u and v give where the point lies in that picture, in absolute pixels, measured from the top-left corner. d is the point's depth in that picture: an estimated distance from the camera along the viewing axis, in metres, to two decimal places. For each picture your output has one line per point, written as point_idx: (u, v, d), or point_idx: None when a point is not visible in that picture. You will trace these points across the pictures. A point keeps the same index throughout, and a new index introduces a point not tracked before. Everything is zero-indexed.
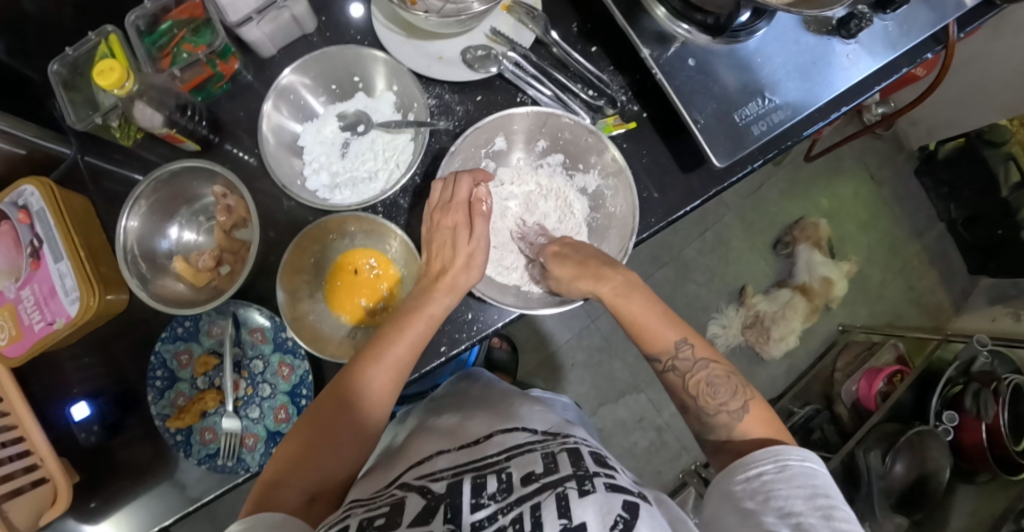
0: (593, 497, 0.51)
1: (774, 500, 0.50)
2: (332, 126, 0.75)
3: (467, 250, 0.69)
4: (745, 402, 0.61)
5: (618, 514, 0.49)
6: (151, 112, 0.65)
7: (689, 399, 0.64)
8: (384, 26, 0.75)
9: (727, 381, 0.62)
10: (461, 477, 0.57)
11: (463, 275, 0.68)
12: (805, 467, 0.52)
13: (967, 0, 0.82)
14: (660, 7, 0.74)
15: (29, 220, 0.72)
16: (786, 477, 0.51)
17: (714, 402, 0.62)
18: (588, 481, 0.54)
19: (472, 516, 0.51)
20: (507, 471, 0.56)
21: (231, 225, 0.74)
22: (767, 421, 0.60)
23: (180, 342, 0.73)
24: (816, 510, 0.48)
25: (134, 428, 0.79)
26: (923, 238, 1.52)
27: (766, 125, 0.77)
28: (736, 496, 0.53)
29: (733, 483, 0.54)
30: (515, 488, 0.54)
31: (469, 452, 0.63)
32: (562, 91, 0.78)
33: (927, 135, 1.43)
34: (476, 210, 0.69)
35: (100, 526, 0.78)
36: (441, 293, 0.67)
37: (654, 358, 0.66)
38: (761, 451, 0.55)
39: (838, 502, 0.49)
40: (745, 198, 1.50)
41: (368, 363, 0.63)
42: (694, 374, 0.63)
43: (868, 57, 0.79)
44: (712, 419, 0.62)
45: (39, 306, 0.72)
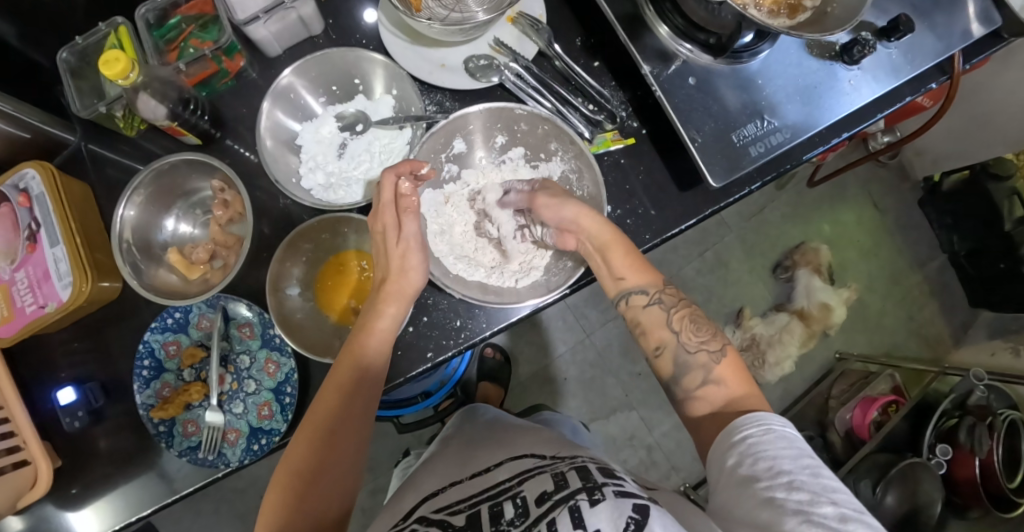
0: (604, 505, 0.51)
1: (764, 461, 0.50)
2: (330, 125, 0.76)
3: (398, 253, 0.67)
4: (723, 346, 0.63)
5: (631, 515, 0.49)
6: (154, 104, 0.66)
7: (669, 333, 0.64)
8: (388, 31, 0.75)
9: (708, 323, 0.64)
10: (478, 507, 0.59)
11: (402, 280, 0.67)
12: (786, 430, 0.52)
13: (972, 31, 0.82)
14: (664, 24, 0.76)
15: (28, 203, 0.73)
16: (772, 440, 0.51)
17: (694, 339, 0.63)
18: (597, 490, 0.54)
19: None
20: (522, 496, 0.58)
21: (227, 219, 0.74)
22: (739, 370, 0.61)
23: (169, 332, 0.74)
24: (804, 469, 0.49)
25: (120, 417, 0.79)
26: (925, 269, 1.50)
27: (764, 146, 0.77)
28: (726, 464, 0.52)
29: (722, 448, 0.54)
30: (532, 510, 0.55)
31: (478, 482, 0.65)
32: (562, 104, 0.78)
33: (932, 164, 1.42)
34: (404, 208, 0.66)
35: (77, 515, 0.77)
36: (385, 304, 0.66)
37: (637, 289, 0.66)
38: (744, 417, 0.54)
39: (820, 461, 0.50)
40: (747, 220, 1.50)
41: (331, 395, 0.62)
42: (677, 309, 0.65)
43: (870, 84, 0.80)
44: (688, 355, 0.63)
45: (32, 289, 0.73)
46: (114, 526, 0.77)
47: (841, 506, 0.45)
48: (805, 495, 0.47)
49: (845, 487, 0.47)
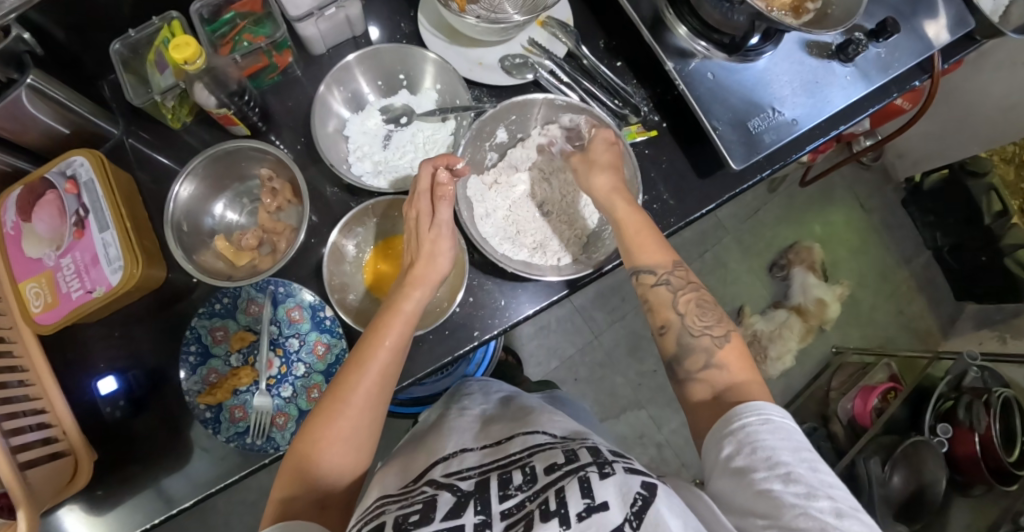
0: (614, 479, 0.52)
1: (761, 452, 0.53)
2: (376, 118, 0.80)
3: (429, 239, 0.69)
4: (728, 331, 0.65)
5: (638, 491, 0.50)
6: (206, 94, 0.70)
7: (674, 315, 0.67)
8: (429, 31, 0.81)
9: (714, 307, 0.67)
10: (487, 475, 0.60)
11: (430, 267, 0.68)
12: (784, 421, 0.55)
13: (947, 37, 0.91)
14: (683, 25, 0.82)
15: (76, 190, 0.72)
16: (770, 430, 0.54)
17: (699, 323, 0.66)
18: (607, 465, 0.55)
19: (500, 505, 0.54)
20: (531, 465, 0.59)
21: (275, 206, 0.77)
22: (743, 357, 0.64)
23: (217, 318, 0.75)
24: (801, 461, 0.52)
25: (156, 411, 0.77)
26: (911, 265, 1.59)
27: (776, 134, 0.83)
28: (723, 451, 0.55)
29: (719, 434, 0.57)
30: (539, 477, 0.56)
31: (491, 453, 0.65)
32: (590, 98, 0.84)
33: (913, 166, 1.52)
34: (440, 194, 0.69)
35: (111, 513, 0.75)
36: (412, 288, 0.67)
37: (648, 270, 0.68)
38: (743, 406, 0.57)
39: (816, 454, 0.53)
40: (743, 222, 1.57)
41: (353, 369, 0.61)
42: (684, 293, 0.68)
43: (865, 80, 0.87)
44: (693, 339, 0.65)
45: (79, 274, 0.71)
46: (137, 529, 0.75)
47: (837, 501, 0.48)
48: (802, 487, 0.49)
49: (840, 482, 0.51)
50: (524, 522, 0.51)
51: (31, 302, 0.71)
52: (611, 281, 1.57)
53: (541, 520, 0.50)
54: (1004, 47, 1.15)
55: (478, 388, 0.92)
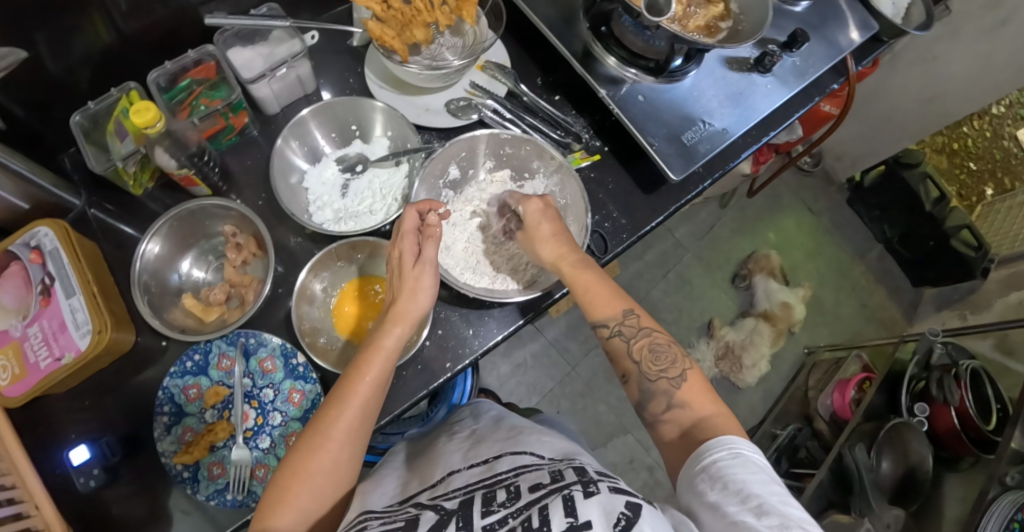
0: (597, 498, 0.53)
1: (734, 485, 0.53)
2: (331, 168, 0.83)
3: (412, 276, 0.71)
4: (683, 371, 0.67)
5: (622, 511, 0.51)
6: (167, 157, 0.74)
7: (632, 365, 0.69)
8: (376, 84, 0.86)
9: (668, 348, 0.69)
10: (472, 493, 0.60)
11: (411, 303, 0.70)
12: (754, 457, 0.56)
13: (854, 37, 1.02)
14: (611, 56, 0.89)
15: (41, 259, 0.73)
16: (740, 463, 0.55)
17: (655, 369, 0.68)
18: (591, 484, 0.56)
19: (482, 520, 0.54)
20: (516, 484, 0.59)
21: (241, 260, 0.79)
22: (703, 389, 0.66)
23: (189, 376, 0.75)
24: (773, 494, 0.52)
25: (130, 478, 0.76)
26: (866, 259, 1.67)
27: (710, 144, 0.90)
28: (697, 490, 0.56)
29: (692, 471, 0.58)
30: (523, 494, 0.57)
31: (479, 472, 0.66)
32: (533, 132, 0.90)
33: (852, 166, 1.62)
34: (429, 233, 0.73)
35: None
36: (394, 324, 0.68)
37: (602, 324, 0.71)
38: (715, 440, 0.58)
39: (786, 489, 0.53)
40: (700, 239, 1.63)
41: (334, 403, 0.62)
42: (637, 340, 0.70)
43: (786, 86, 0.96)
44: (652, 384, 0.67)
45: (47, 342, 0.72)
46: None
47: None
48: (775, 519, 0.49)
49: (811, 517, 0.51)
50: None
51: None
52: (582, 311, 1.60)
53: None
54: (914, 47, 1.26)
55: (469, 412, 0.92)
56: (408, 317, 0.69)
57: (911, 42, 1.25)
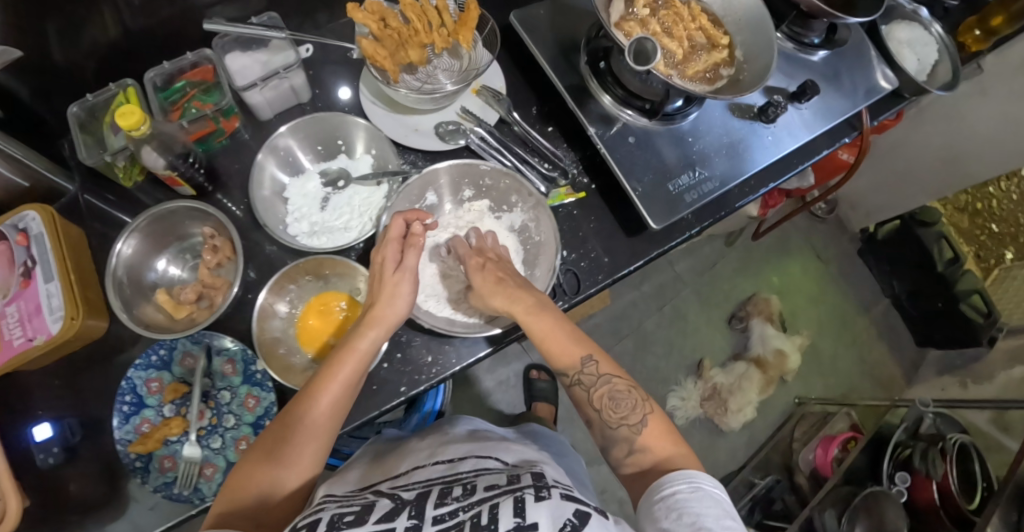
0: (547, 502, 0.53)
1: (688, 517, 0.54)
2: (314, 181, 0.84)
3: (391, 283, 0.72)
4: (644, 416, 0.67)
5: (568, 517, 0.52)
6: (155, 156, 0.75)
7: (594, 412, 0.69)
8: (369, 100, 0.87)
9: (628, 395, 0.68)
10: (429, 488, 0.61)
11: (388, 308, 0.71)
12: (713, 491, 0.57)
13: (882, 86, 1.00)
14: (607, 94, 0.87)
15: (26, 242, 0.76)
16: (698, 497, 0.56)
17: (615, 416, 0.67)
18: (544, 489, 0.56)
19: (434, 512, 0.55)
20: (472, 482, 0.61)
21: (215, 262, 0.81)
22: (664, 433, 0.66)
23: (152, 370, 0.78)
24: (724, 529, 0.52)
25: (91, 458, 0.79)
26: (871, 312, 1.61)
27: (698, 193, 0.88)
28: (653, 516, 0.56)
29: (650, 500, 0.58)
30: (477, 491, 0.57)
31: (443, 469, 0.66)
32: (521, 163, 0.89)
33: (866, 218, 1.57)
34: (412, 242, 0.74)
35: None
36: (369, 327, 0.69)
37: (562, 373, 0.71)
38: (677, 473, 0.59)
39: (740, 524, 0.54)
40: (701, 274, 1.60)
41: (304, 398, 0.63)
42: (596, 389, 0.69)
43: (788, 139, 0.95)
44: (614, 431, 0.67)
45: (22, 323, 0.75)
46: None
47: None
48: None
49: None
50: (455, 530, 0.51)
51: None
52: None
53: None
54: (940, 103, 1.21)
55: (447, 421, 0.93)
56: (384, 321, 0.70)
57: (935, 100, 1.21)
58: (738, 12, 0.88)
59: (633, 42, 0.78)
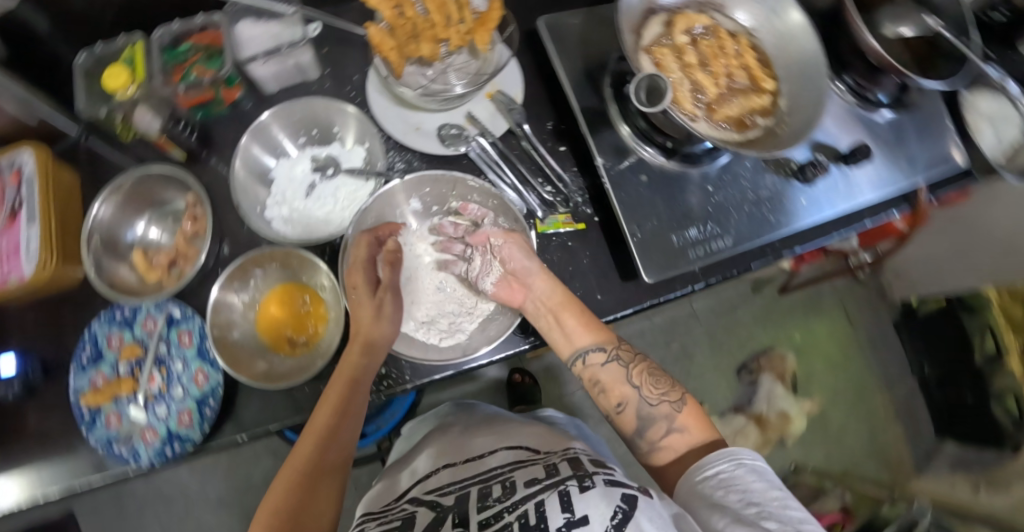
0: (593, 493, 0.58)
1: (736, 493, 0.58)
2: (303, 165, 0.82)
3: (371, 305, 0.72)
4: (682, 396, 0.71)
5: (618, 506, 0.57)
6: (148, 119, 0.78)
7: (630, 388, 0.72)
8: (375, 89, 0.82)
9: (665, 376, 0.73)
10: (467, 489, 0.65)
11: (374, 329, 0.71)
12: (755, 463, 0.61)
13: (954, 158, 0.92)
14: (626, 125, 0.80)
15: (17, 182, 0.77)
16: (742, 473, 0.60)
17: (655, 392, 0.71)
18: (587, 478, 0.62)
19: (478, 516, 0.60)
20: (511, 479, 0.65)
21: (192, 232, 0.80)
22: (699, 417, 0.70)
23: (115, 326, 0.79)
24: (773, 501, 0.57)
25: (50, 399, 0.79)
26: (893, 390, 1.48)
27: (703, 251, 0.81)
28: (701, 493, 0.61)
29: (694, 479, 0.63)
30: (518, 489, 0.62)
31: (470, 467, 0.70)
32: (521, 182, 0.84)
33: (910, 289, 1.44)
34: (386, 260, 0.75)
35: (7, 480, 0.77)
36: (357, 352, 0.70)
37: (601, 347, 0.74)
38: (720, 452, 0.63)
39: (787, 492, 0.58)
40: (718, 316, 1.49)
41: (309, 437, 0.66)
42: (636, 365, 0.74)
43: (821, 206, 0.87)
44: (652, 408, 0.70)
45: (1, 261, 0.76)
46: (35, 495, 0.77)
47: None
48: (774, 522, 0.55)
49: (810, 517, 0.56)
50: None
51: None
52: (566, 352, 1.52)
53: None
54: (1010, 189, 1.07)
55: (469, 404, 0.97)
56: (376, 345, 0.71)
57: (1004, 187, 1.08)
58: (792, 56, 0.78)
59: (645, 77, 0.72)
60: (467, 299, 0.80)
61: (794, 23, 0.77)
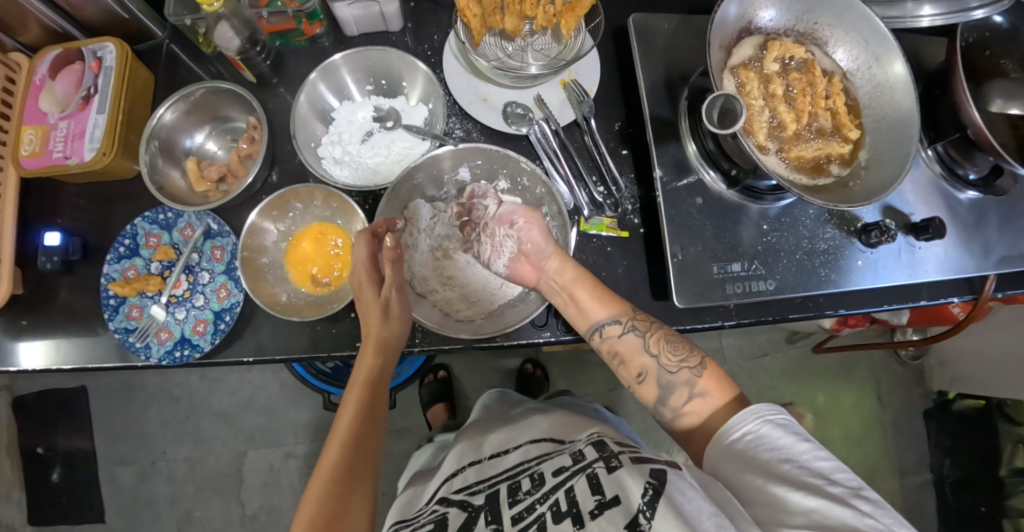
0: (620, 474, 0.60)
1: (769, 453, 0.59)
2: (366, 112, 0.83)
3: (378, 304, 0.70)
4: (702, 360, 0.68)
5: (649, 482, 0.58)
6: (229, 36, 0.77)
7: (648, 358, 0.69)
8: (451, 53, 0.82)
9: (683, 341, 0.69)
10: (495, 486, 0.68)
11: (387, 330, 0.70)
12: (782, 417, 0.61)
13: None
14: (694, 143, 0.77)
15: (97, 70, 0.80)
16: (771, 431, 0.60)
17: (675, 359, 0.68)
18: (613, 460, 0.64)
19: (510, 510, 0.63)
20: (538, 470, 0.67)
21: (246, 153, 0.82)
22: (720, 378, 0.67)
23: (156, 226, 0.81)
24: (804, 454, 0.58)
25: (85, 279, 0.83)
26: (904, 479, 1.40)
27: (742, 288, 0.77)
28: (731, 455, 0.61)
29: (721, 444, 0.62)
30: (547, 480, 0.65)
31: (491, 465, 0.73)
32: (574, 176, 0.82)
33: (950, 381, 1.37)
34: (390, 254, 0.72)
35: (39, 343, 0.81)
36: (371, 355, 0.70)
37: (615, 320, 0.70)
38: (742, 411, 0.62)
39: (816, 443, 0.59)
40: (744, 360, 1.45)
41: (336, 447, 0.65)
42: (652, 333, 0.70)
43: (879, 272, 0.82)
44: (671, 376, 0.67)
45: (66, 140, 0.78)
46: (59, 364, 0.81)
47: (840, 486, 0.55)
48: (807, 479, 0.56)
49: (841, 463, 0.58)
50: (536, 524, 0.59)
51: (22, 145, 0.78)
52: (582, 358, 1.51)
53: (554, 519, 0.59)
54: None
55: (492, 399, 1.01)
56: (389, 347, 0.71)
57: None
58: (885, 109, 0.73)
59: (720, 96, 0.69)
60: (493, 279, 0.80)
61: (895, 75, 0.72)
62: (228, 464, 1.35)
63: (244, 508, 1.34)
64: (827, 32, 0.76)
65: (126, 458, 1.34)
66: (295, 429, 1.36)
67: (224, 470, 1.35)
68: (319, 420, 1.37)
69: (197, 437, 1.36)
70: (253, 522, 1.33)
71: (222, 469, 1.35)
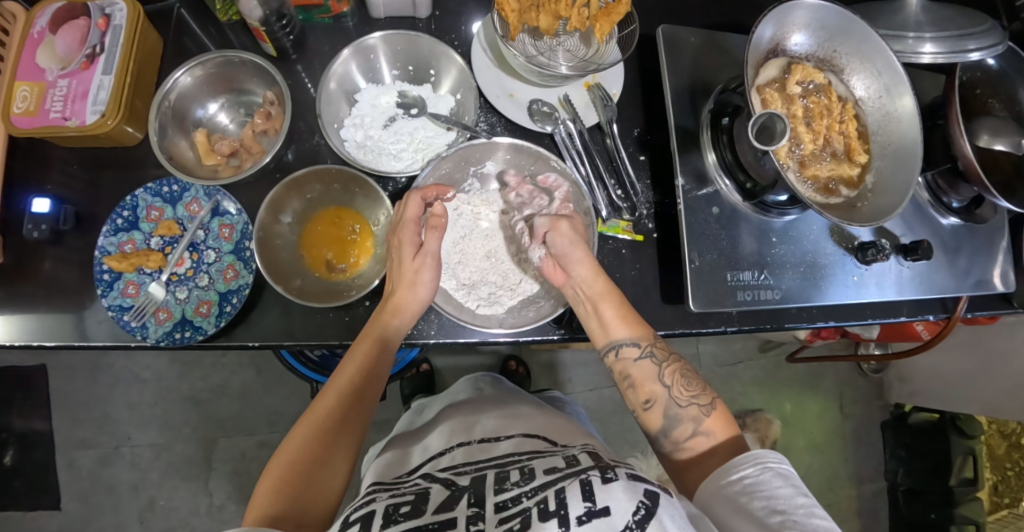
0: (616, 485, 0.57)
1: (762, 500, 0.58)
2: (390, 97, 0.82)
3: (412, 267, 0.71)
4: (712, 401, 0.69)
5: (642, 500, 0.55)
6: (253, 4, 0.72)
7: (661, 387, 0.69)
8: (480, 46, 0.82)
9: (698, 379, 0.70)
10: (483, 471, 0.66)
11: (409, 293, 0.70)
12: (782, 467, 0.61)
13: (996, 284, 0.92)
14: (714, 153, 0.80)
15: (104, 28, 0.74)
16: (768, 478, 0.60)
17: (686, 394, 0.69)
18: (610, 470, 0.60)
19: (496, 498, 0.59)
20: (529, 467, 0.64)
21: (262, 129, 0.79)
22: (727, 423, 0.68)
23: (159, 199, 0.77)
24: (798, 508, 0.57)
25: (74, 251, 0.78)
26: (861, 486, 1.50)
27: (751, 296, 0.80)
28: (724, 496, 0.60)
29: (717, 484, 0.62)
30: (538, 476, 0.62)
31: (479, 451, 0.71)
32: (594, 177, 0.82)
33: (908, 395, 1.47)
34: (434, 222, 0.73)
35: (17, 317, 0.76)
36: (389, 315, 0.69)
37: (636, 340, 0.71)
38: (745, 455, 0.62)
39: (813, 501, 0.59)
40: (718, 366, 1.50)
41: (331, 395, 0.66)
42: (668, 364, 0.70)
43: (872, 288, 0.87)
44: (679, 410, 0.68)
45: (66, 100, 0.73)
46: (37, 341, 0.75)
47: None
48: None
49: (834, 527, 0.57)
50: (520, 519, 0.56)
51: (14, 102, 0.72)
52: (566, 358, 1.53)
53: (540, 517, 0.55)
54: None
55: (486, 383, 1.01)
56: (407, 309, 0.70)
57: None
58: (892, 137, 0.78)
59: (762, 114, 0.71)
60: (512, 275, 0.80)
61: (904, 107, 0.76)
62: (196, 452, 1.29)
63: (211, 498, 1.28)
64: (844, 60, 0.80)
65: (85, 443, 1.26)
66: (270, 418, 1.32)
67: (192, 458, 1.29)
68: (297, 410, 1.33)
69: (165, 422, 1.29)
70: (221, 512, 1.28)
71: (189, 457, 1.29)
